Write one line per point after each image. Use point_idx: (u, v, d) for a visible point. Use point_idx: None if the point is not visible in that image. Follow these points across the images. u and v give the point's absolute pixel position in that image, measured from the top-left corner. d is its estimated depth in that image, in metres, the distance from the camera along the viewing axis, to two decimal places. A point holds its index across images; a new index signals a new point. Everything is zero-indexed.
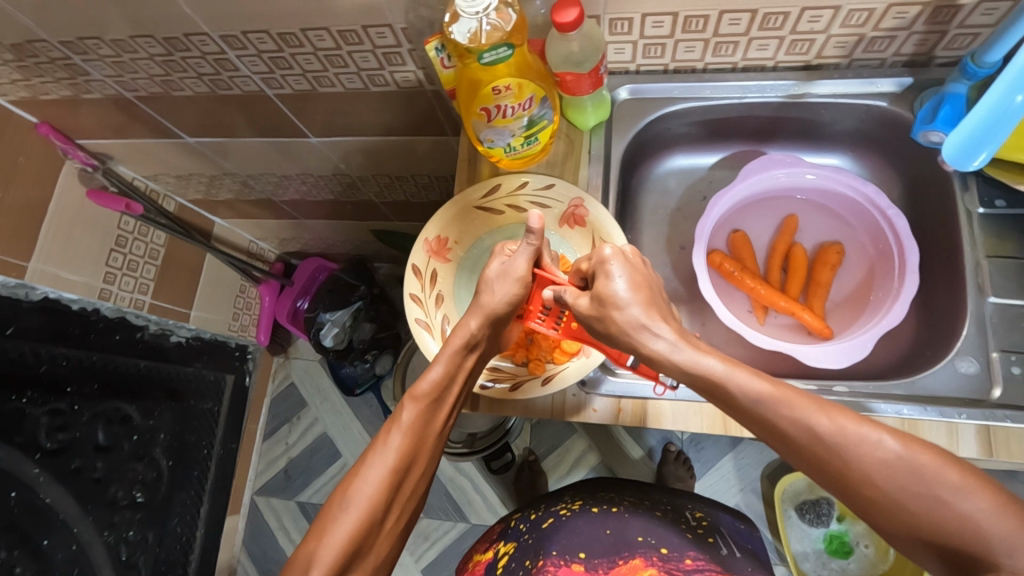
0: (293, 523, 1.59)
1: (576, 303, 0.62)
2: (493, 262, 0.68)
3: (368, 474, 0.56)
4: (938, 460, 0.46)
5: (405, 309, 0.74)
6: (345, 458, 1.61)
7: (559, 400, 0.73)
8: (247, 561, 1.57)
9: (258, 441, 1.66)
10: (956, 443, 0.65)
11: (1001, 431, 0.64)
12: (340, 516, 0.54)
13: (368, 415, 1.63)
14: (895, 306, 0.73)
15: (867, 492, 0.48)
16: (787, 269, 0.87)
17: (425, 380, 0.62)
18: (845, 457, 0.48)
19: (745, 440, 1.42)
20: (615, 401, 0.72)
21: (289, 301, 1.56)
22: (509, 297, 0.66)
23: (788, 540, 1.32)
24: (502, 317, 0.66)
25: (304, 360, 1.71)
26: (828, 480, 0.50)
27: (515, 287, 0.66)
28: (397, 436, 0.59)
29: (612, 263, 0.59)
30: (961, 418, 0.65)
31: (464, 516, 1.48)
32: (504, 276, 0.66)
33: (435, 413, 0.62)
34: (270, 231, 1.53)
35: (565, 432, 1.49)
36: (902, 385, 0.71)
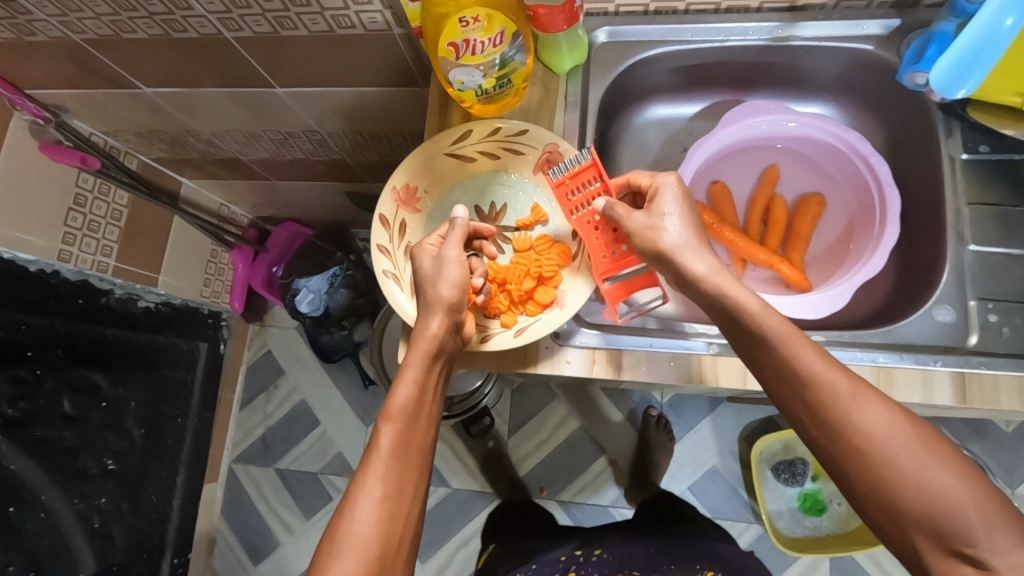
0: (273, 491, 1.57)
1: (625, 217, 0.65)
2: (425, 261, 0.68)
3: (356, 514, 0.59)
4: (928, 443, 0.51)
5: (372, 260, 0.70)
6: (324, 426, 1.59)
7: (531, 351, 0.71)
8: (227, 530, 1.56)
9: (235, 410, 1.64)
10: (931, 392, 0.63)
11: (975, 378, 0.63)
12: (335, 562, 0.57)
13: (348, 383, 1.61)
14: (875, 257, 0.72)
15: (855, 443, 0.53)
16: (766, 222, 0.86)
17: (395, 402, 0.64)
18: (846, 410, 0.53)
19: (723, 403, 1.44)
20: (589, 353, 0.70)
21: (263, 267, 1.55)
22: (456, 283, 0.66)
23: (764, 499, 1.34)
24: (460, 307, 0.66)
25: (280, 327, 1.67)
26: (823, 432, 0.55)
27: (458, 271, 0.67)
28: (377, 463, 0.61)
29: (675, 191, 0.65)
30: (936, 365, 0.64)
31: (445, 480, 1.49)
32: (442, 266, 0.67)
33: (412, 431, 0.64)
34: (243, 195, 1.48)
35: (546, 398, 1.50)
36: (881, 333, 0.69)
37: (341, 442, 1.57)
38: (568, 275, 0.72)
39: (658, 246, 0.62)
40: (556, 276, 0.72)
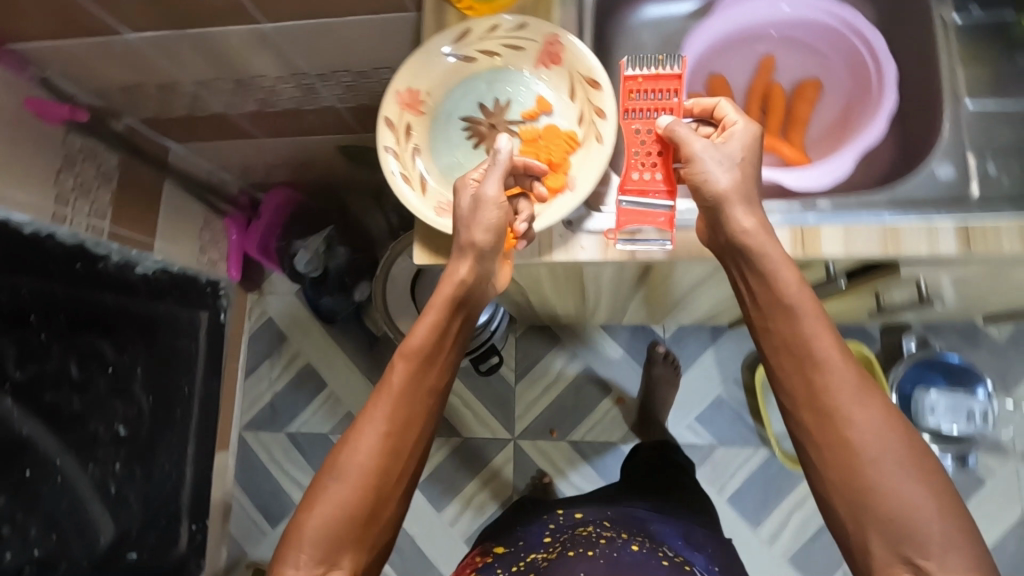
0: (285, 454, 1.58)
1: (690, 141, 0.63)
2: (460, 197, 0.66)
3: (356, 446, 0.65)
4: (910, 454, 0.58)
5: (380, 160, 0.71)
6: (331, 387, 1.59)
7: (545, 237, 0.73)
8: (242, 496, 1.57)
9: (241, 378, 1.64)
10: (936, 242, 0.63)
11: (979, 228, 0.62)
12: (331, 485, 0.64)
13: (351, 343, 1.61)
14: (876, 124, 0.74)
15: (843, 432, 0.59)
16: (765, 109, 0.87)
17: (412, 342, 0.67)
18: (845, 403, 0.59)
19: (726, 333, 1.46)
20: (602, 236, 0.72)
21: (258, 236, 1.54)
22: (490, 227, 0.64)
23: (770, 423, 1.37)
24: (489, 254, 0.66)
25: (279, 293, 1.67)
26: (816, 418, 0.61)
27: (493, 212, 0.64)
28: (385, 399, 0.66)
29: (743, 138, 0.65)
30: (940, 220, 0.64)
31: (456, 431, 1.50)
32: (478, 203, 0.64)
33: (424, 374, 0.68)
34: (231, 158, 1.42)
35: (550, 341, 1.52)
36: (885, 194, 0.69)
37: (350, 401, 1.58)
38: (577, 160, 0.72)
39: (717, 186, 0.62)
40: (566, 163, 0.72)
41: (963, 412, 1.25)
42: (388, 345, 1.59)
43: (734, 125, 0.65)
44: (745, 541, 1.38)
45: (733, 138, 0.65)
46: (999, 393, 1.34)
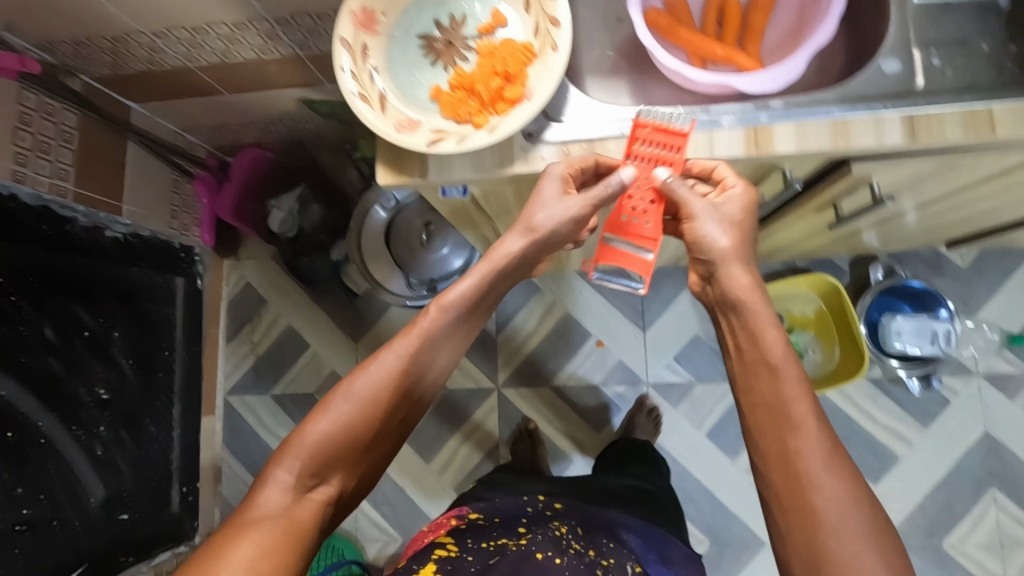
0: (271, 416, 1.59)
1: (689, 201, 0.62)
2: (545, 184, 0.64)
3: (371, 371, 0.67)
4: (880, 535, 0.55)
5: (338, 82, 0.63)
6: (314, 348, 1.60)
7: (505, 151, 0.65)
8: (231, 459, 1.58)
9: (223, 344, 1.63)
10: (882, 134, 0.60)
11: (923, 117, 0.59)
12: (338, 403, 0.66)
13: (331, 303, 1.61)
14: (827, 22, 0.71)
15: (810, 494, 0.56)
16: (722, 23, 0.87)
17: (449, 294, 0.69)
18: (816, 459, 0.57)
19: None
20: (561, 148, 0.65)
21: (229, 199, 1.50)
22: (561, 218, 0.64)
23: None
24: (549, 241, 0.66)
25: (255, 256, 1.66)
26: (782, 471, 0.58)
27: (574, 213, 0.63)
28: (412, 336, 0.68)
29: (736, 200, 0.63)
30: (886, 112, 0.60)
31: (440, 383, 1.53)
32: (560, 202, 0.63)
33: (449, 328, 0.70)
34: (195, 120, 1.41)
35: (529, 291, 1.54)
36: (836, 91, 0.68)
37: (333, 360, 1.59)
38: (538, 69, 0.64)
39: (716, 245, 0.62)
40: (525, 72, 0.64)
41: (928, 335, 1.29)
42: (368, 303, 1.59)
43: (733, 186, 0.63)
44: (725, 472, 1.43)
45: (732, 199, 0.63)
46: (961, 315, 1.40)
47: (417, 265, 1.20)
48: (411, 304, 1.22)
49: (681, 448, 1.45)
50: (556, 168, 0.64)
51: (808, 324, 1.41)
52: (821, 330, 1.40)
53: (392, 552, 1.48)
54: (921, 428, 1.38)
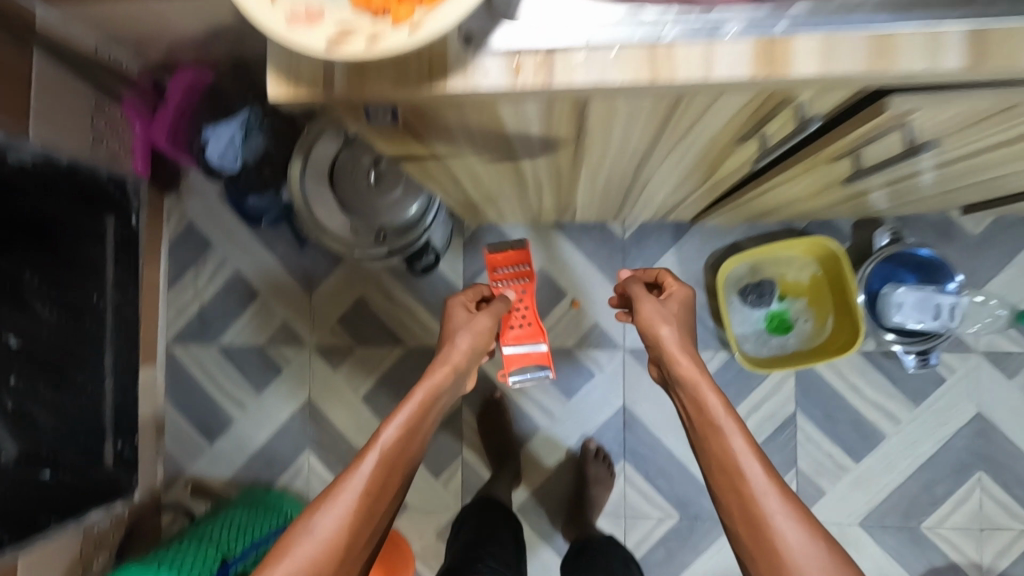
0: (218, 368, 1.47)
1: (641, 298, 0.87)
2: (462, 317, 0.92)
3: (334, 506, 0.71)
4: (836, 557, 0.66)
5: None
6: (264, 297, 1.46)
7: (437, 56, 0.48)
8: (174, 412, 1.47)
9: (163, 289, 1.49)
10: (939, 56, 0.44)
11: (998, 32, 0.43)
12: (304, 539, 0.70)
13: (283, 248, 1.46)
14: None
15: (769, 531, 0.68)
16: None
17: (403, 410, 0.77)
18: (765, 504, 0.69)
19: (688, 233, 1.36)
20: (511, 58, 0.47)
21: (163, 126, 1.33)
22: (471, 343, 0.88)
23: (730, 323, 1.29)
24: (473, 353, 0.88)
25: (199, 192, 1.49)
26: (744, 517, 0.70)
27: (473, 334, 0.89)
28: (373, 454, 0.74)
29: (683, 298, 0.87)
30: (948, 26, 0.44)
31: (400, 340, 1.42)
32: (471, 322, 0.90)
33: (409, 440, 0.77)
34: (111, 29, 1.16)
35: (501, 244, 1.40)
36: None
37: (285, 311, 1.45)
38: None
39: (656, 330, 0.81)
40: None
41: (931, 309, 1.18)
42: (324, 250, 1.45)
43: (676, 289, 0.88)
44: None
45: (676, 296, 0.87)
46: (968, 289, 1.28)
47: (369, 208, 1.06)
48: (360, 257, 1.10)
49: (655, 418, 1.36)
50: (466, 312, 0.94)
51: (802, 291, 1.29)
52: (816, 298, 1.29)
53: None
54: (912, 407, 1.29)
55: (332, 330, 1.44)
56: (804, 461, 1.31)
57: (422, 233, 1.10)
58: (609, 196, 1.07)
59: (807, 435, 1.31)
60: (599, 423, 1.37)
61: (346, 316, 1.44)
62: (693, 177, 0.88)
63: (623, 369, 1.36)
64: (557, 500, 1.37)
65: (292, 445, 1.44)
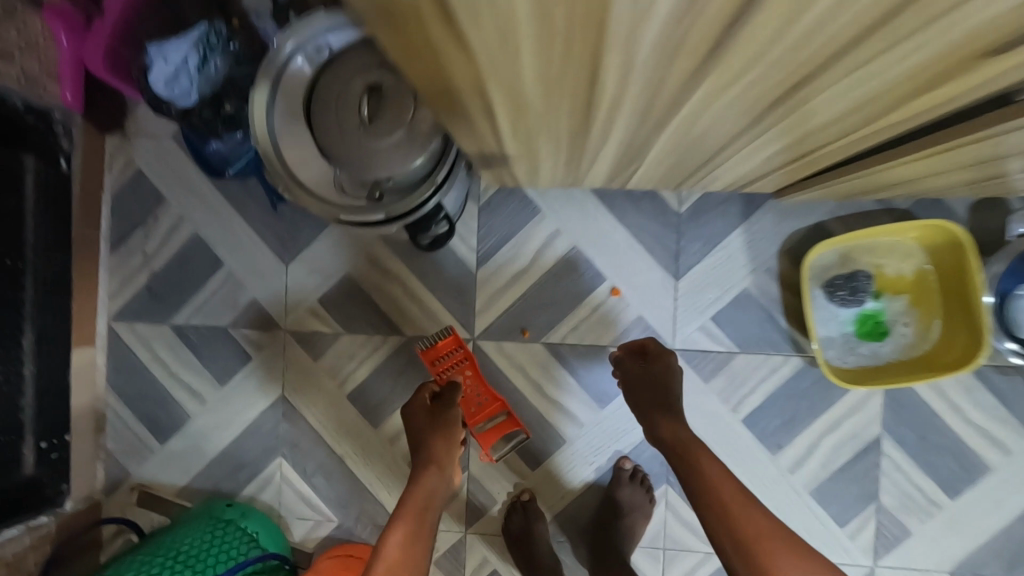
0: (170, 352, 1.19)
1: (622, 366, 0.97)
2: (422, 416, 0.95)
3: None
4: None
5: None
6: (228, 267, 1.18)
7: None
8: (119, 404, 1.20)
9: (104, 252, 1.20)
10: None
11: None
12: None
13: (253, 208, 1.18)
14: None
15: (761, 550, 0.69)
16: None
17: (403, 514, 0.83)
18: (749, 525, 0.71)
19: (761, 209, 1.08)
20: None
21: (99, 44, 1.00)
22: (446, 443, 0.91)
23: (814, 324, 1.03)
24: (445, 459, 0.90)
25: (149, 134, 1.19)
26: (735, 545, 0.71)
27: (444, 431, 0.92)
28: (382, 568, 0.77)
29: (673, 366, 0.94)
30: None
31: (397, 328, 1.15)
32: (436, 413, 0.94)
33: (413, 544, 0.80)
34: None
35: (524, 213, 1.12)
36: None
37: (255, 286, 1.17)
38: None
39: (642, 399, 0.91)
40: None
41: None
42: (303, 212, 1.16)
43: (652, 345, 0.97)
44: (760, 471, 1.09)
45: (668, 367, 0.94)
46: None
47: (364, 150, 0.74)
48: (346, 222, 0.80)
49: (707, 436, 1.10)
50: (425, 405, 0.96)
51: (902, 288, 1.03)
52: (920, 296, 1.03)
53: (326, 534, 1.17)
54: None
55: (312, 311, 1.16)
56: (887, 495, 1.07)
57: (431, 192, 0.80)
58: (697, 147, 0.79)
59: (893, 463, 1.07)
60: (637, 439, 1.12)
61: (330, 295, 1.16)
62: (845, 116, 0.61)
63: None
64: (582, 528, 1.13)
65: (260, 450, 1.18)
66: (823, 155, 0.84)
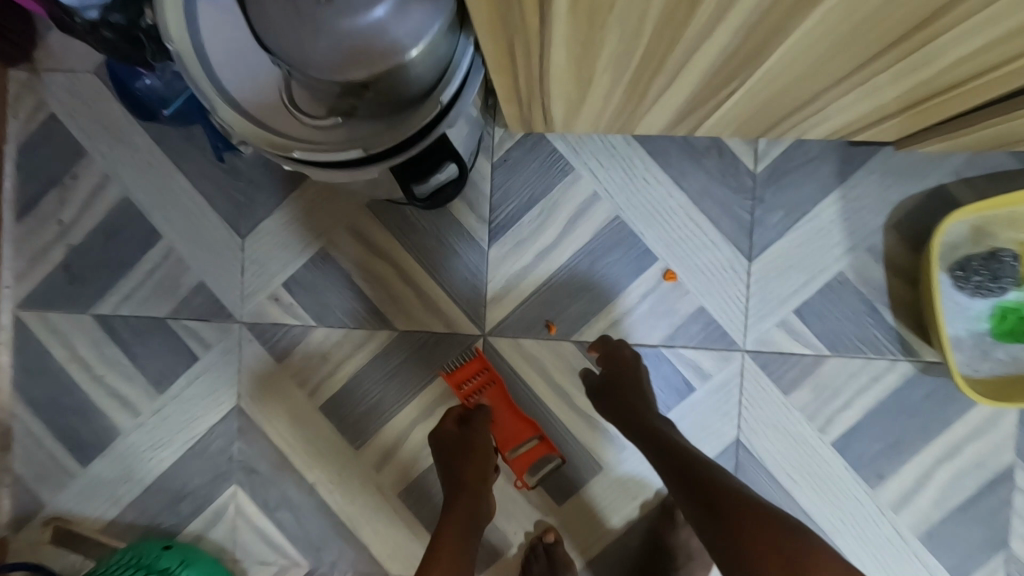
0: (93, 351, 0.93)
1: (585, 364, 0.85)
2: (445, 440, 0.80)
3: None
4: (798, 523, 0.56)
5: None
6: (167, 240, 0.91)
7: None
8: (27, 416, 0.93)
9: (7, 221, 0.93)
10: None
11: None
12: None
13: (199, 165, 0.91)
14: None
15: (722, 499, 0.59)
16: None
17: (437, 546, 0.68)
18: (712, 478, 0.62)
19: (863, 168, 0.83)
20: None
21: None
22: (482, 465, 0.77)
23: (943, 320, 0.78)
24: (480, 483, 0.76)
25: (64, 67, 0.91)
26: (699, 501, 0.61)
27: (478, 449, 0.78)
28: None
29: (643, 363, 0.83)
30: None
31: (384, 321, 0.89)
32: (471, 432, 0.79)
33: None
34: None
35: (551, 173, 0.86)
36: None
37: (201, 266, 0.91)
38: None
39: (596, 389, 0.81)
40: None
41: None
42: (264, 169, 0.90)
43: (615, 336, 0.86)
44: (856, 508, 0.84)
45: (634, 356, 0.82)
46: None
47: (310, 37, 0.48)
48: (301, 164, 0.56)
49: (788, 463, 0.85)
50: (448, 423, 0.81)
51: None
52: None
53: None
54: None
55: (275, 298, 0.90)
56: (1019, 540, 0.83)
57: (426, 125, 0.54)
58: (815, 67, 0.54)
59: None
60: None
61: (298, 277, 0.90)
62: None
63: (741, 384, 0.85)
64: None
65: (210, 476, 0.92)
66: (950, 102, 0.63)
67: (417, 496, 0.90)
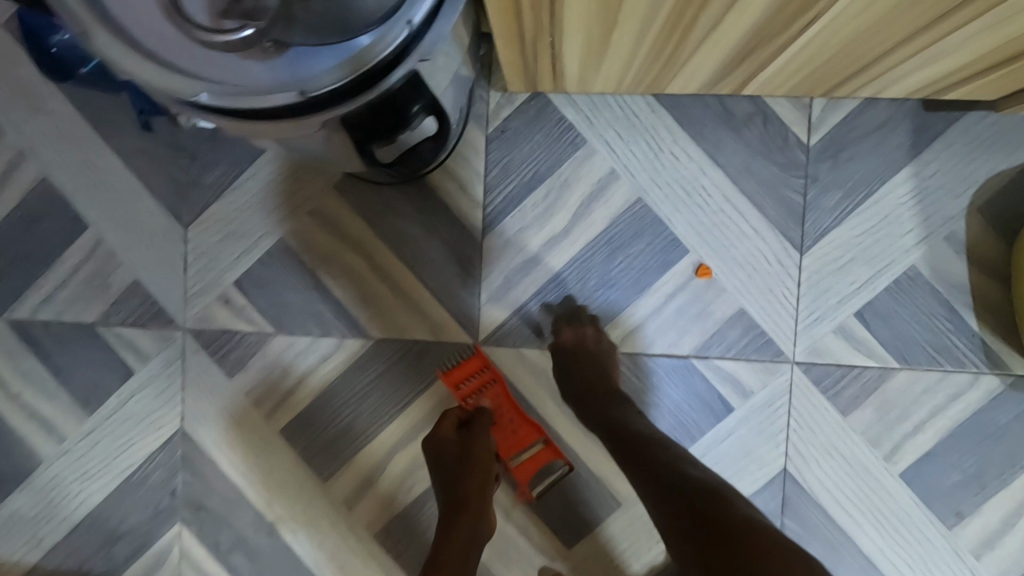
0: (8, 365, 0.77)
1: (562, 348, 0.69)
2: (441, 446, 0.65)
3: None
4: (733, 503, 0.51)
5: None
6: (95, 230, 0.75)
7: None
8: None
9: None
10: None
11: None
12: None
13: (132, 139, 0.75)
14: None
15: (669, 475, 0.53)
16: None
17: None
18: (662, 452, 0.56)
19: (940, 140, 0.68)
20: None
21: None
22: (483, 477, 0.62)
23: None
24: (482, 499, 0.61)
25: None
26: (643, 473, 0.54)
27: (480, 457, 0.63)
28: None
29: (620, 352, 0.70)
30: None
31: (356, 327, 0.74)
32: (472, 438, 0.64)
33: None
34: None
35: (557, 147, 0.71)
36: None
37: (136, 261, 0.75)
38: None
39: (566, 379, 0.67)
40: None
41: None
42: (211, 143, 0.74)
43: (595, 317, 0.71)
44: (929, 553, 0.69)
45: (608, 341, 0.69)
46: None
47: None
48: (213, 113, 0.40)
49: (846, 498, 0.70)
50: (445, 428, 0.66)
51: None
52: None
53: None
54: None
55: (224, 300, 0.75)
56: None
57: (389, 56, 0.40)
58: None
59: None
60: None
61: (253, 274, 0.74)
62: None
63: (790, 403, 0.70)
64: None
65: (149, 513, 0.77)
66: None
67: (397, 537, 0.75)
